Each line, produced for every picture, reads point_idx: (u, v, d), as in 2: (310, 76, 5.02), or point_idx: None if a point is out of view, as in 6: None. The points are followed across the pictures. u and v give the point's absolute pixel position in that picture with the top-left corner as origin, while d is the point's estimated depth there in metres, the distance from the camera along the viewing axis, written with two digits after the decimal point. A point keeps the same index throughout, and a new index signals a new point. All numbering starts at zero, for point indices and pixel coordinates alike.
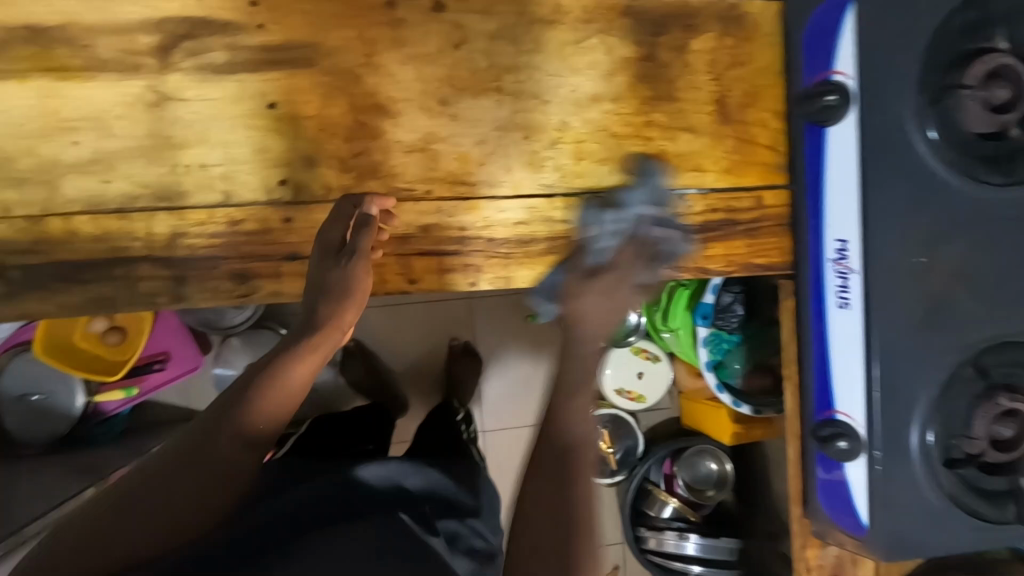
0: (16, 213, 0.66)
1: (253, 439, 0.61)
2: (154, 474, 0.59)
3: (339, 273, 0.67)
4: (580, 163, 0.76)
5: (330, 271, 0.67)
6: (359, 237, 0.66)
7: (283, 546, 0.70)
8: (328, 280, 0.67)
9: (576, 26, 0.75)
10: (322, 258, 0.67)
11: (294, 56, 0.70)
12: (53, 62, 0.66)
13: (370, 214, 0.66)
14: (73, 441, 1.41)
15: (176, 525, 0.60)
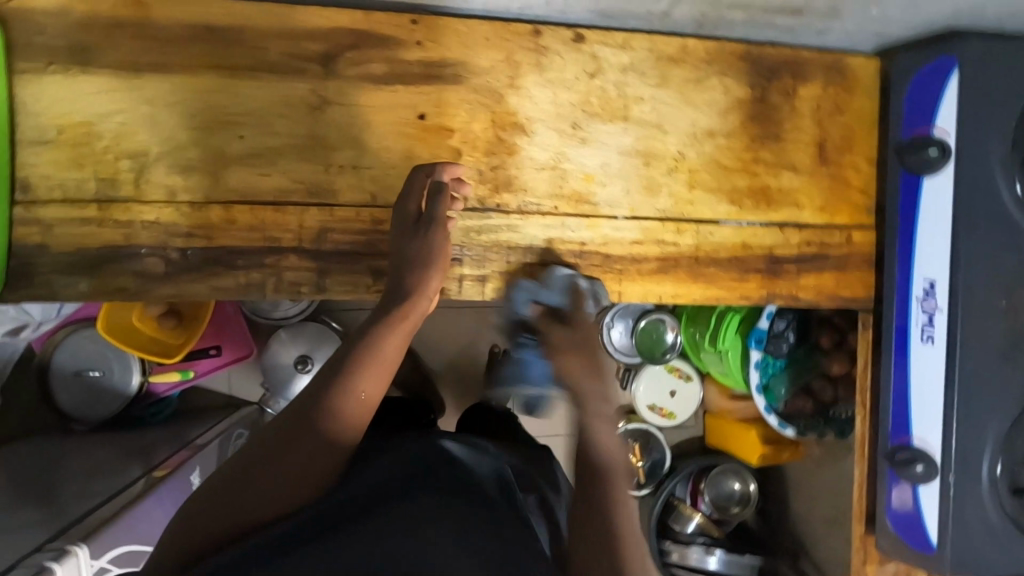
0: (181, 198, 0.70)
1: (353, 418, 0.60)
2: (254, 452, 0.58)
3: (418, 240, 0.69)
4: (692, 191, 0.82)
5: (410, 237, 0.69)
6: (435, 203, 0.69)
7: (361, 521, 0.59)
8: (411, 250, 0.69)
9: (699, 66, 0.81)
10: (402, 229, 0.70)
11: (446, 73, 0.76)
12: (228, 59, 0.70)
13: (442, 180, 0.70)
14: (124, 420, 1.42)
15: (283, 500, 0.58)
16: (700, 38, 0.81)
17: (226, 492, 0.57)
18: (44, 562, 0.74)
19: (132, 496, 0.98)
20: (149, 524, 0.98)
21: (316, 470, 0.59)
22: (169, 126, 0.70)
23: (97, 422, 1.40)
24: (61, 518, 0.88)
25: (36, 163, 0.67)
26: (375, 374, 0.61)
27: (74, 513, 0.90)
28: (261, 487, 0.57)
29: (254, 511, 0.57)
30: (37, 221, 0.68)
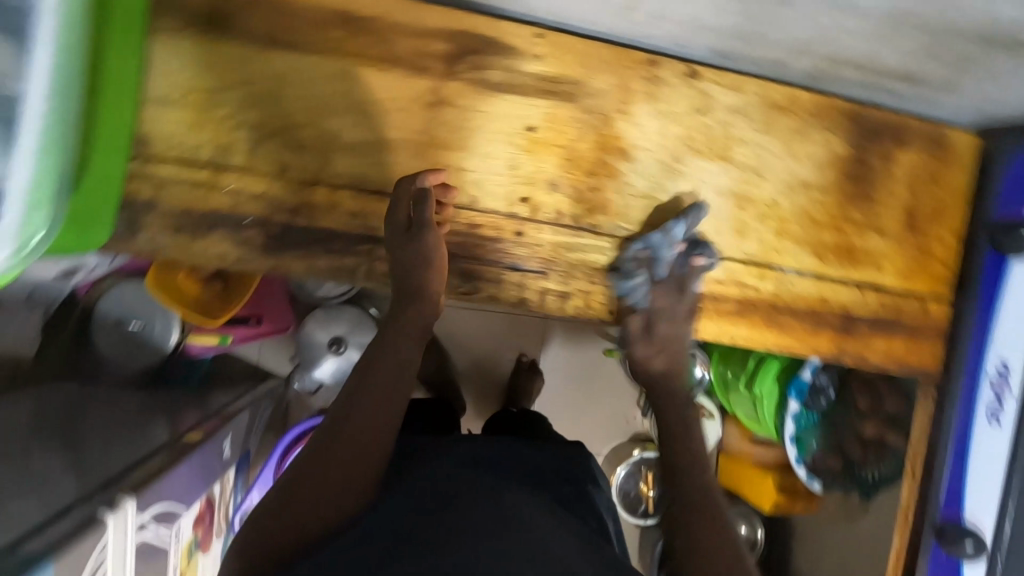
0: (290, 175, 0.72)
1: (392, 389, 0.63)
2: (314, 452, 0.60)
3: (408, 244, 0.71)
4: (779, 238, 0.83)
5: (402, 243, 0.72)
6: (424, 210, 0.70)
7: (428, 509, 0.60)
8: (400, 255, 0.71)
9: (805, 118, 0.82)
10: (394, 236, 0.72)
11: (561, 90, 0.76)
12: (356, 47, 0.72)
13: (426, 188, 0.71)
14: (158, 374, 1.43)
15: (340, 498, 0.59)
16: (809, 91, 0.82)
17: (292, 497, 0.58)
18: (99, 508, 0.74)
19: (175, 452, 1.00)
20: (186, 482, 0.99)
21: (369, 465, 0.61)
22: (290, 104, 0.71)
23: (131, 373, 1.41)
24: (107, 465, 0.89)
25: (160, 123, 0.69)
26: (393, 361, 0.65)
27: (120, 462, 0.91)
28: (322, 485, 0.58)
29: (317, 515, 0.58)
30: (152, 177, 0.69)
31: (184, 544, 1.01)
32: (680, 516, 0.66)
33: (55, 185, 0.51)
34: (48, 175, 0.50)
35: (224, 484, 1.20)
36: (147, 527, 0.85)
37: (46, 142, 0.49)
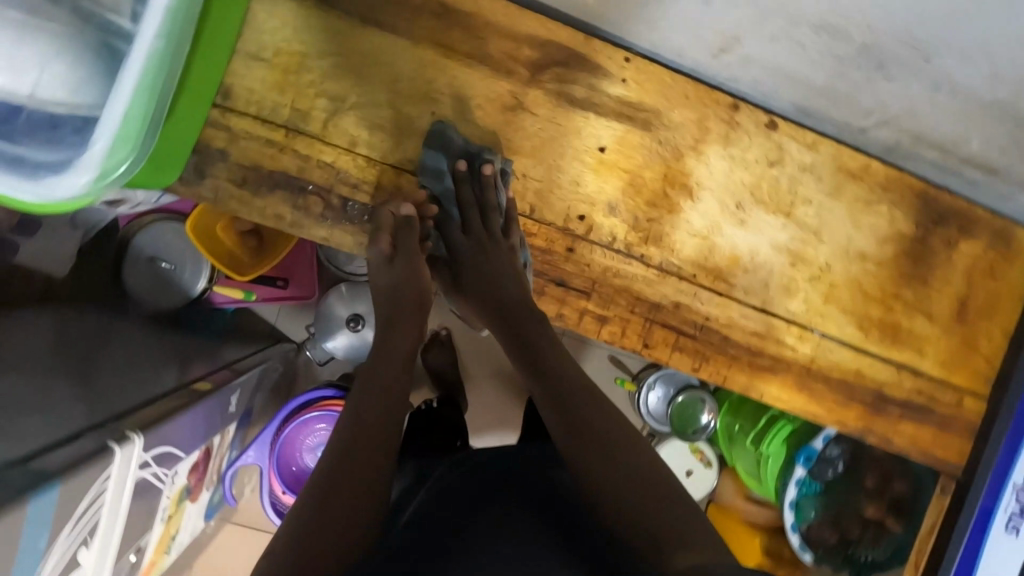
0: (359, 151, 0.73)
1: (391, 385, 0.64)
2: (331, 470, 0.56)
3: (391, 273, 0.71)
4: (826, 304, 0.82)
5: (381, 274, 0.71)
6: (405, 236, 0.71)
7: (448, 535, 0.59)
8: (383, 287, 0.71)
9: (874, 189, 0.81)
10: (376, 263, 0.71)
11: (638, 117, 0.76)
12: (448, 39, 0.72)
13: (404, 212, 0.70)
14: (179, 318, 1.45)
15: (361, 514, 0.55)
16: (883, 163, 0.81)
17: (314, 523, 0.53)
18: (109, 439, 0.75)
19: (185, 396, 1.00)
20: (188, 427, 0.99)
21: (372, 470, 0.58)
22: (373, 82, 0.72)
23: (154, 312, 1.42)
24: (116, 398, 0.89)
25: (246, 77, 0.70)
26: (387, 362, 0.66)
27: (131, 396, 0.91)
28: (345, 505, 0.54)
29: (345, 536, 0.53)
30: (227, 127, 0.70)
31: (177, 488, 1.01)
32: (639, 504, 0.58)
33: (141, 124, 0.51)
34: (138, 113, 0.50)
35: (224, 437, 1.20)
36: (147, 466, 0.85)
37: (145, 83, 0.49)
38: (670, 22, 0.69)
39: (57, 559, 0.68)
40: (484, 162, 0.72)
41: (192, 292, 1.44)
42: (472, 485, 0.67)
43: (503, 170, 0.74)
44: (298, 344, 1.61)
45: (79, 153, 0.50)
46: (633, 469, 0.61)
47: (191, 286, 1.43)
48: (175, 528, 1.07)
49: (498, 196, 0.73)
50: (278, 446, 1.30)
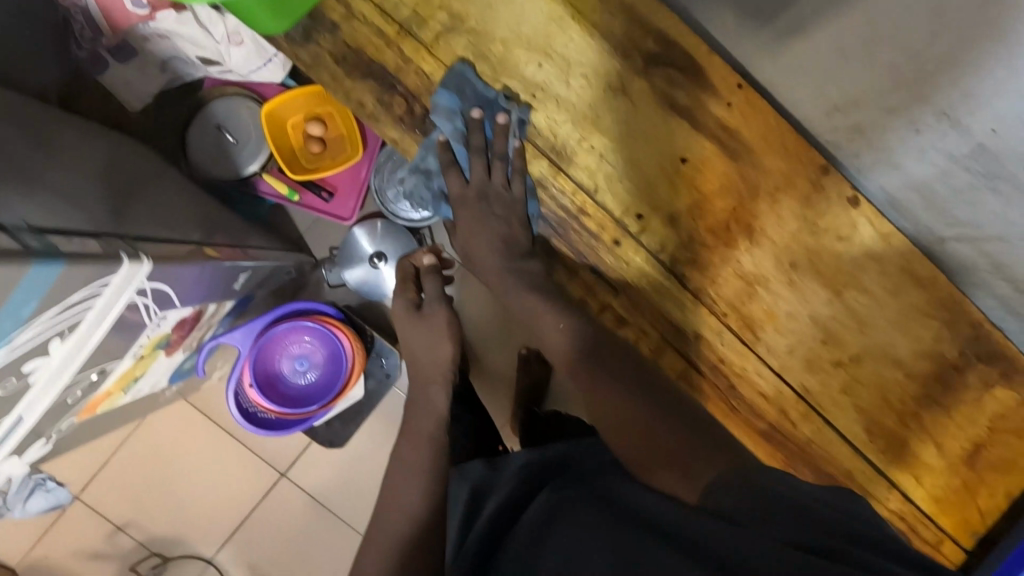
0: (459, 73, 0.73)
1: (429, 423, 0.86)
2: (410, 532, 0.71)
3: (428, 327, 0.95)
4: (842, 394, 0.79)
5: (424, 335, 0.94)
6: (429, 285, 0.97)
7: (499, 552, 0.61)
8: (442, 341, 0.94)
9: (931, 301, 0.78)
10: (411, 316, 0.96)
11: (729, 144, 0.76)
12: (579, 4, 0.73)
13: (410, 268, 0.97)
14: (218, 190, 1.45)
15: None
16: (950, 281, 0.78)
17: None
18: (122, 249, 0.76)
19: (196, 250, 1.01)
20: (192, 281, 0.98)
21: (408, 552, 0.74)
22: (495, 16, 0.73)
23: (199, 175, 1.43)
24: (138, 223, 0.90)
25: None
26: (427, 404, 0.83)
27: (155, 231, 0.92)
28: None
29: None
30: (350, 6, 0.72)
31: (158, 334, 0.99)
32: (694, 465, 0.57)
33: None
34: None
35: (219, 308, 1.18)
36: (143, 296, 0.84)
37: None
38: (798, 68, 0.72)
39: (33, 334, 0.68)
40: (499, 115, 0.73)
41: (242, 171, 1.43)
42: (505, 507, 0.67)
43: (519, 120, 0.74)
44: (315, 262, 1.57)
45: None
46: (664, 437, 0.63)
47: (244, 167, 1.43)
48: (141, 373, 1.05)
49: (512, 143, 0.75)
50: (262, 340, 1.29)
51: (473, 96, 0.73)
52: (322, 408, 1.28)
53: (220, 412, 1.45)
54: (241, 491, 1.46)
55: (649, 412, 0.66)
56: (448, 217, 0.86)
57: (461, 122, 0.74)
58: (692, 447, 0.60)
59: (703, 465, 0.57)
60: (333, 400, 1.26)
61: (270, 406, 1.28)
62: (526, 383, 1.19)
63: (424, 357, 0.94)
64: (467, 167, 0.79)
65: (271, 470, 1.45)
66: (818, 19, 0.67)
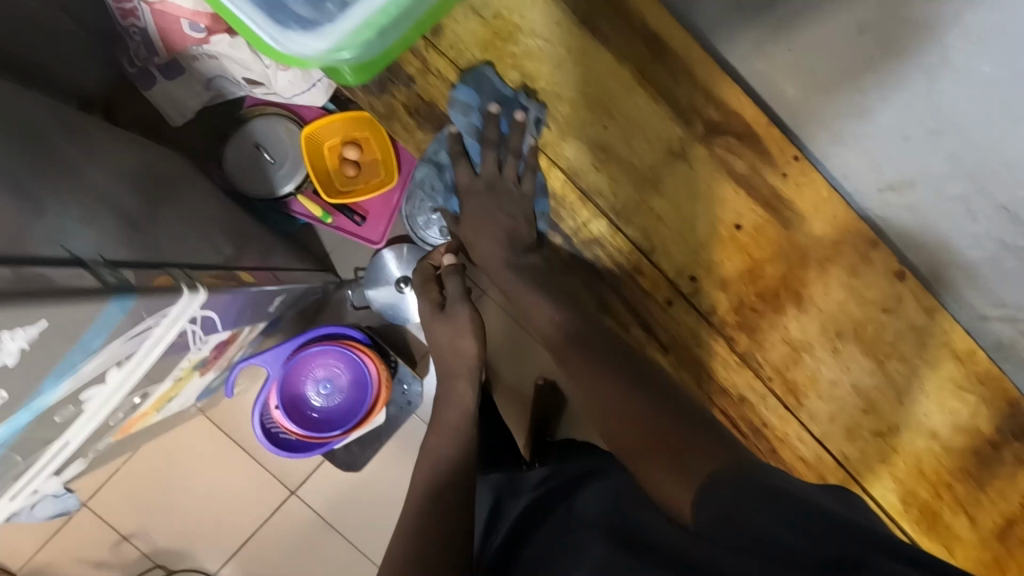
0: (527, 131, 0.76)
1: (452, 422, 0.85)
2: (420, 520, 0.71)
3: (451, 326, 0.92)
4: (880, 462, 0.80)
5: (446, 333, 0.93)
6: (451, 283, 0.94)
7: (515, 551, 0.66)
8: (466, 338, 0.92)
9: (971, 377, 0.79)
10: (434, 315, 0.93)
11: (783, 212, 0.77)
12: (645, 70, 0.75)
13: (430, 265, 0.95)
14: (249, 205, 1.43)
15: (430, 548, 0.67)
16: (989, 357, 0.80)
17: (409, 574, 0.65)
18: (183, 281, 0.78)
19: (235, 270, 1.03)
20: (235, 306, 0.99)
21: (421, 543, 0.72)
22: (565, 77, 0.75)
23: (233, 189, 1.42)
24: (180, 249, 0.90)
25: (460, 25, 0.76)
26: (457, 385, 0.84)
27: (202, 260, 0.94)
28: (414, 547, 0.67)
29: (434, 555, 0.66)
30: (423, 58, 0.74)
31: (198, 356, 1.00)
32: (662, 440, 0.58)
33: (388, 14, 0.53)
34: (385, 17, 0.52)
35: (252, 330, 1.19)
36: (193, 324, 0.85)
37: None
38: (861, 147, 0.74)
39: (94, 366, 0.69)
40: (517, 111, 0.75)
41: (276, 190, 1.43)
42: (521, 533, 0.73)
43: (537, 119, 0.76)
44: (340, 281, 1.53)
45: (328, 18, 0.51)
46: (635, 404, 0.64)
47: (279, 186, 1.42)
48: (175, 392, 1.05)
49: (524, 142, 0.76)
50: (290, 364, 1.30)
51: (494, 95, 0.76)
52: (343, 434, 1.27)
53: (233, 425, 1.44)
54: (248, 504, 1.45)
55: (639, 395, 0.65)
56: (455, 212, 0.84)
57: (479, 115, 0.77)
58: (682, 437, 0.58)
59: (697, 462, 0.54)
60: (356, 425, 1.26)
61: (294, 429, 1.28)
62: (538, 411, 1.18)
63: (449, 354, 0.93)
64: (478, 156, 0.80)
65: (281, 488, 1.45)
66: (889, 104, 0.70)
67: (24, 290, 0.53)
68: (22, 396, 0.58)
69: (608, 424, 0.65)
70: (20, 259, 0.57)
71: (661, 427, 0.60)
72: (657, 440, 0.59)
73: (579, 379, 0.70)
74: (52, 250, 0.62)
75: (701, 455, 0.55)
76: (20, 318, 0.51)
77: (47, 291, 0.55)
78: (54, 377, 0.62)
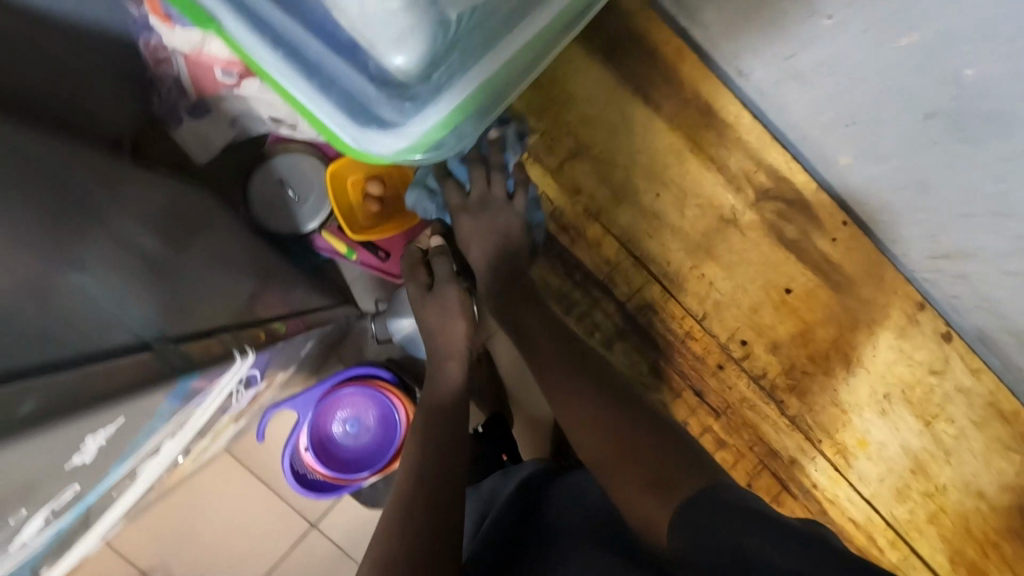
0: (581, 199, 0.79)
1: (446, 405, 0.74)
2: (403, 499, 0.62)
3: (439, 308, 0.79)
4: (929, 523, 0.80)
5: (435, 315, 0.79)
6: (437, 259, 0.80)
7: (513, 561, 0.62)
8: (455, 319, 0.79)
9: (1018, 438, 0.79)
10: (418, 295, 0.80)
11: (833, 276, 0.78)
12: (699, 139, 0.77)
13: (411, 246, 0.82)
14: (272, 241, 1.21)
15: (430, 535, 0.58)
16: None
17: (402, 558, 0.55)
18: (234, 347, 0.76)
19: (255, 296, 0.95)
20: (277, 355, 0.98)
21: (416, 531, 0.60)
22: (619, 145, 0.77)
23: (251, 223, 1.19)
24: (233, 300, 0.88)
25: (519, 95, 0.77)
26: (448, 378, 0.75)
27: (227, 295, 0.87)
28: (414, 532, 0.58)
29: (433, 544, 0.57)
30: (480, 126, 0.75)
31: (236, 407, 0.99)
32: (653, 462, 0.58)
33: (465, 110, 0.52)
34: (470, 105, 0.51)
35: (282, 374, 1.17)
36: (238, 382, 0.83)
37: (489, 82, 0.51)
38: (917, 215, 0.72)
39: (153, 441, 0.69)
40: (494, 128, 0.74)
41: (299, 227, 1.20)
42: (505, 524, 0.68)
43: (518, 134, 0.76)
44: (361, 312, 1.38)
45: (406, 114, 0.49)
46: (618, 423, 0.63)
47: (302, 223, 1.19)
48: (213, 441, 1.04)
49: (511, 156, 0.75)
50: (321, 405, 1.28)
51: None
52: (372, 475, 1.25)
53: (258, 461, 1.34)
54: (267, 539, 1.35)
55: (610, 405, 0.65)
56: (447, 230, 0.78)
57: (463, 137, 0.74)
58: (659, 451, 0.59)
59: (678, 478, 0.55)
60: (383, 469, 1.22)
61: (324, 471, 1.25)
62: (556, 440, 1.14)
63: (436, 337, 0.79)
64: (464, 176, 0.76)
65: (302, 520, 1.35)
66: (948, 182, 0.66)
67: (95, 392, 0.52)
68: (90, 483, 0.58)
69: (577, 433, 0.65)
70: (86, 354, 0.55)
71: (636, 434, 0.61)
72: (631, 454, 0.60)
73: (565, 395, 0.68)
74: (119, 337, 0.60)
75: (681, 473, 0.56)
76: (86, 426, 0.51)
77: (113, 391, 0.54)
78: (119, 462, 0.61)
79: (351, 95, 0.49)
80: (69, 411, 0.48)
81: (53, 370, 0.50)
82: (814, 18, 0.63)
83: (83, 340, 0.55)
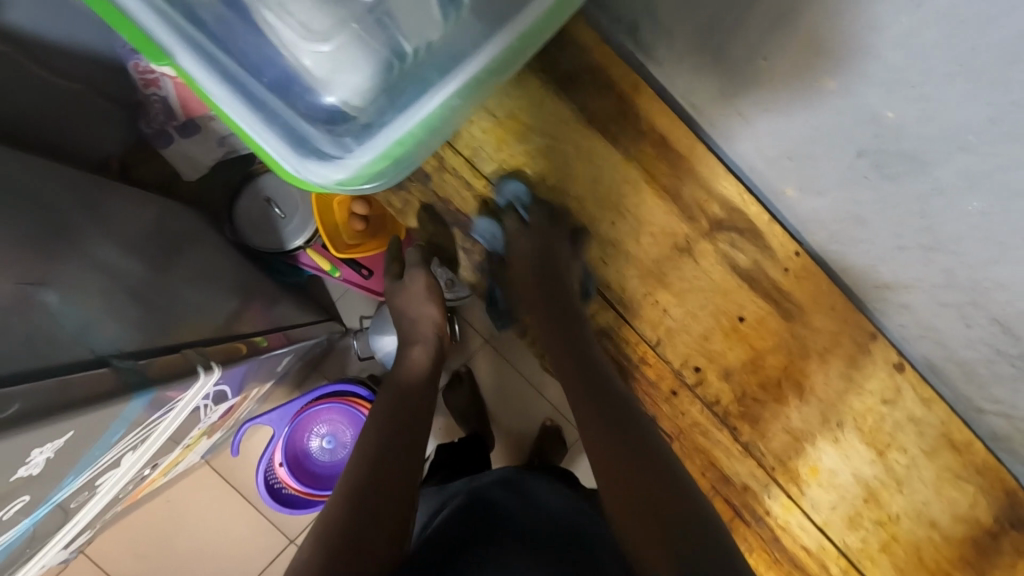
0: None
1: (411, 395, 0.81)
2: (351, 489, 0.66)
3: (410, 295, 0.92)
4: (880, 551, 0.81)
5: (405, 300, 0.93)
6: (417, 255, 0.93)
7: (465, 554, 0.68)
8: (427, 304, 0.92)
9: (968, 468, 0.79)
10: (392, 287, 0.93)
11: (784, 304, 0.80)
12: (652, 170, 0.79)
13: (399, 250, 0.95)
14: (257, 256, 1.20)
15: (379, 526, 0.63)
16: (986, 447, 0.80)
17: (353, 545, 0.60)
18: (200, 361, 0.77)
19: (240, 311, 0.97)
20: (249, 374, 0.98)
21: (359, 517, 0.63)
22: (576, 174, 0.81)
23: (235, 238, 1.18)
24: (213, 314, 0.90)
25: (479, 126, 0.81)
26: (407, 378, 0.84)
27: (209, 311, 0.89)
28: (364, 521, 0.63)
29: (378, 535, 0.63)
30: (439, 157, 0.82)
31: (206, 423, 1.00)
32: (659, 482, 0.59)
33: (405, 145, 0.55)
34: (405, 139, 0.54)
35: (259, 389, 1.18)
36: (205, 398, 0.85)
37: (425, 119, 0.54)
38: (859, 246, 0.75)
39: (110, 455, 0.70)
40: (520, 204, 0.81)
41: (282, 245, 1.17)
42: (456, 523, 0.74)
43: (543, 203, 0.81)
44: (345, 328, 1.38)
45: (343, 147, 0.53)
46: (631, 435, 0.64)
47: (285, 241, 1.17)
48: (182, 456, 1.05)
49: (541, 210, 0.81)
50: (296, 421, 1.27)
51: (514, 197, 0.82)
52: None
53: (239, 474, 1.35)
54: (245, 555, 1.34)
55: (617, 411, 0.67)
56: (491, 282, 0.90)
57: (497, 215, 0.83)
58: (655, 468, 0.60)
59: (668, 500, 0.57)
60: None
61: (298, 487, 1.25)
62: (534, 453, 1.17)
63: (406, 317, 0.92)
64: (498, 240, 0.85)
65: (280, 535, 1.35)
66: (880, 217, 0.70)
67: (72, 400, 0.56)
68: (42, 494, 0.61)
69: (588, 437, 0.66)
70: (41, 371, 0.56)
71: (638, 450, 0.62)
72: (626, 454, 0.62)
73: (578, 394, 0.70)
74: (76, 353, 0.61)
75: (676, 502, 0.57)
76: (21, 445, 0.50)
77: (47, 408, 0.53)
78: (73, 473, 0.64)
79: (292, 129, 0.51)
80: (20, 422, 0.49)
81: (22, 382, 0.53)
82: (753, 61, 0.65)
83: (42, 355, 0.57)
